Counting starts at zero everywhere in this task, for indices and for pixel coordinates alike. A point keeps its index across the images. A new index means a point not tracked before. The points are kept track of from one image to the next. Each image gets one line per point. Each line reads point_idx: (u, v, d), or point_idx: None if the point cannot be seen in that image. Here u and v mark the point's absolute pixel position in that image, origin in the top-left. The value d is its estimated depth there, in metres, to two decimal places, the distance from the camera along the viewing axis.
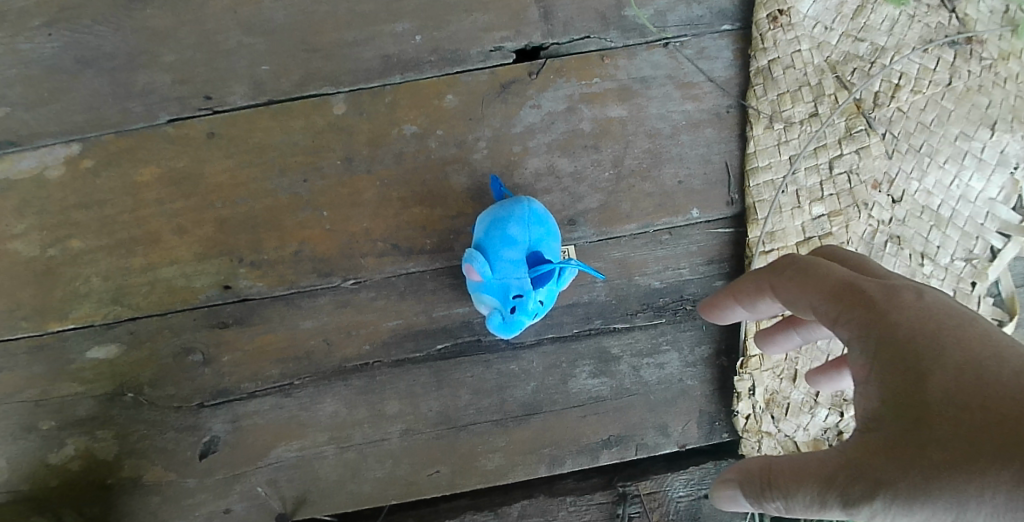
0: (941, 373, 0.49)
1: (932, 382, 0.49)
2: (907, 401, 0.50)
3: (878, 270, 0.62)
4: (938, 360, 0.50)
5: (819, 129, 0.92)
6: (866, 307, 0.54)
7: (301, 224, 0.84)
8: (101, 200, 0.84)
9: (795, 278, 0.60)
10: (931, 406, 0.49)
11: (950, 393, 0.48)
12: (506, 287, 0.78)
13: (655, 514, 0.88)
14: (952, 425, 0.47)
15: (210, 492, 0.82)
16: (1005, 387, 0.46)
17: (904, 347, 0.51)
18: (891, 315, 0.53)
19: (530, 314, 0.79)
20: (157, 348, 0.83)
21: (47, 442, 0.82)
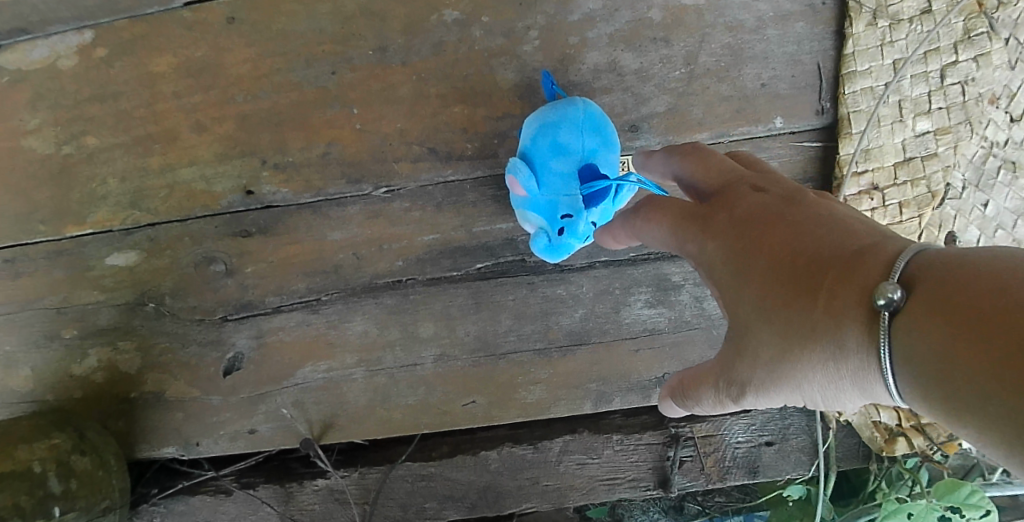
0: (755, 281, 0.46)
1: (749, 289, 0.46)
2: (736, 313, 0.48)
3: (713, 161, 0.53)
4: (751, 267, 0.46)
5: (931, 30, 0.76)
6: (697, 235, 0.50)
7: (329, 122, 0.75)
8: (116, 93, 0.77)
9: (637, 211, 0.54)
10: (756, 317, 0.46)
11: (761, 298, 0.45)
12: (554, 204, 0.68)
13: (709, 459, 0.79)
14: (769, 328, 0.45)
15: (236, 412, 0.77)
16: (803, 279, 0.43)
17: (724, 265, 0.48)
18: (714, 243, 0.49)
19: (581, 234, 0.68)
20: (178, 256, 0.77)
21: (70, 352, 0.78)
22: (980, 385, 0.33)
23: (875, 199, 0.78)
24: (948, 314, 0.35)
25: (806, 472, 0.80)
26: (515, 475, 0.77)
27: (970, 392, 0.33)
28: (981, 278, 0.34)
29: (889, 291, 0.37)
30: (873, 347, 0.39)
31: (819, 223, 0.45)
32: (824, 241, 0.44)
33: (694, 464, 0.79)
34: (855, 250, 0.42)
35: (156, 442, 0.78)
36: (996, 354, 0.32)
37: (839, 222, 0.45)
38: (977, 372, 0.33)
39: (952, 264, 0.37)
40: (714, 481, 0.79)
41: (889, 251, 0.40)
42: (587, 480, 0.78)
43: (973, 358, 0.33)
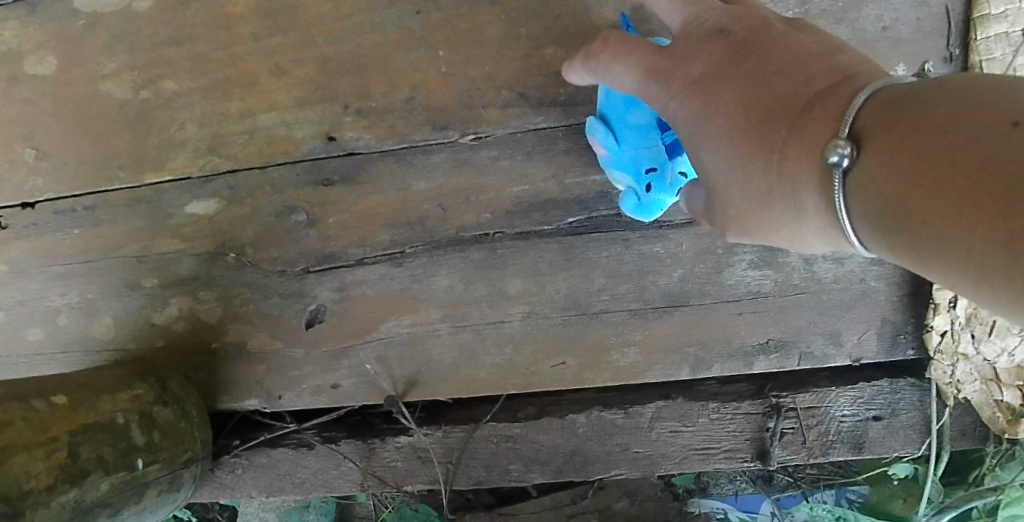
0: (716, 135, 0.49)
1: (711, 145, 0.49)
2: (706, 167, 0.51)
3: (677, 5, 0.54)
4: (710, 120, 0.49)
5: None
6: (664, 93, 0.53)
7: (413, 65, 0.71)
8: (193, 35, 0.74)
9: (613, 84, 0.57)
10: (720, 168, 0.49)
11: (724, 151, 0.48)
12: (636, 160, 0.62)
13: (811, 432, 0.74)
14: (735, 178, 0.48)
15: (318, 366, 0.76)
16: (762, 129, 0.45)
17: (690, 119, 0.51)
18: (676, 103, 0.51)
19: (673, 188, 0.62)
20: (259, 205, 0.74)
21: (151, 301, 0.77)
22: (938, 205, 0.31)
23: None
24: (895, 148, 0.35)
25: (915, 450, 0.74)
26: (604, 440, 0.74)
27: (927, 221, 0.32)
28: (943, 109, 0.33)
29: (840, 148, 0.38)
30: (825, 196, 0.41)
31: (776, 69, 0.46)
32: (781, 91, 0.45)
33: (795, 437, 0.74)
34: (811, 98, 0.43)
35: (238, 394, 0.77)
36: (954, 178, 0.31)
37: (795, 67, 0.45)
38: (934, 194, 0.32)
39: (906, 101, 0.36)
40: (814, 456, 0.75)
41: (844, 97, 0.41)
42: (680, 448, 0.74)
43: (933, 188, 0.32)
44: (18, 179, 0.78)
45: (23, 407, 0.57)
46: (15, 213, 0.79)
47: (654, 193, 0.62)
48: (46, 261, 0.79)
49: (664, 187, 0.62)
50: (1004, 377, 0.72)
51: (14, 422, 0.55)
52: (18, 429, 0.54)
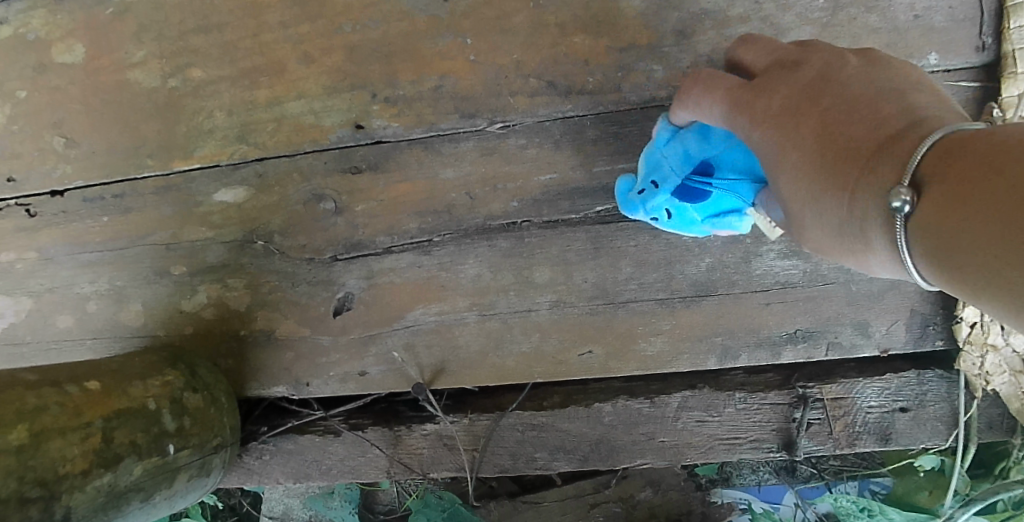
0: (790, 170, 0.46)
1: (789, 182, 0.46)
2: (784, 198, 0.48)
3: (763, 44, 0.55)
4: (788, 156, 0.46)
5: None
6: (746, 122, 0.51)
7: (441, 52, 0.71)
8: (222, 23, 0.74)
9: (692, 98, 0.56)
10: (795, 202, 0.46)
11: (796, 186, 0.45)
12: (656, 163, 0.62)
13: (838, 423, 0.74)
14: (808, 213, 0.45)
15: (345, 353, 0.76)
16: (831, 164, 0.43)
17: (768, 149, 0.48)
18: (759, 131, 0.50)
19: (665, 211, 0.62)
20: (287, 193, 0.74)
21: (180, 288, 0.78)
22: (990, 264, 0.29)
23: None
24: (952, 201, 0.33)
25: (943, 442, 0.74)
26: (630, 428, 0.74)
27: (979, 278, 0.30)
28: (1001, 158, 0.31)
29: (901, 194, 0.35)
30: (888, 242, 0.38)
31: (857, 109, 0.43)
32: (860, 125, 0.42)
33: (822, 427, 0.74)
34: (887, 138, 0.40)
35: (266, 381, 0.78)
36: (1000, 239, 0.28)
37: (876, 104, 0.42)
38: (984, 252, 0.29)
39: (972, 145, 0.33)
40: (841, 447, 0.74)
41: (917, 137, 0.38)
42: (706, 438, 0.74)
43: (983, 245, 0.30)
44: (48, 166, 0.79)
45: (57, 392, 0.58)
46: (45, 200, 0.80)
47: (649, 200, 0.62)
48: (76, 248, 0.80)
49: (661, 204, 0.62)
50: None
51: (49, 407, 0.55)
52: (52, 414, 0.55)
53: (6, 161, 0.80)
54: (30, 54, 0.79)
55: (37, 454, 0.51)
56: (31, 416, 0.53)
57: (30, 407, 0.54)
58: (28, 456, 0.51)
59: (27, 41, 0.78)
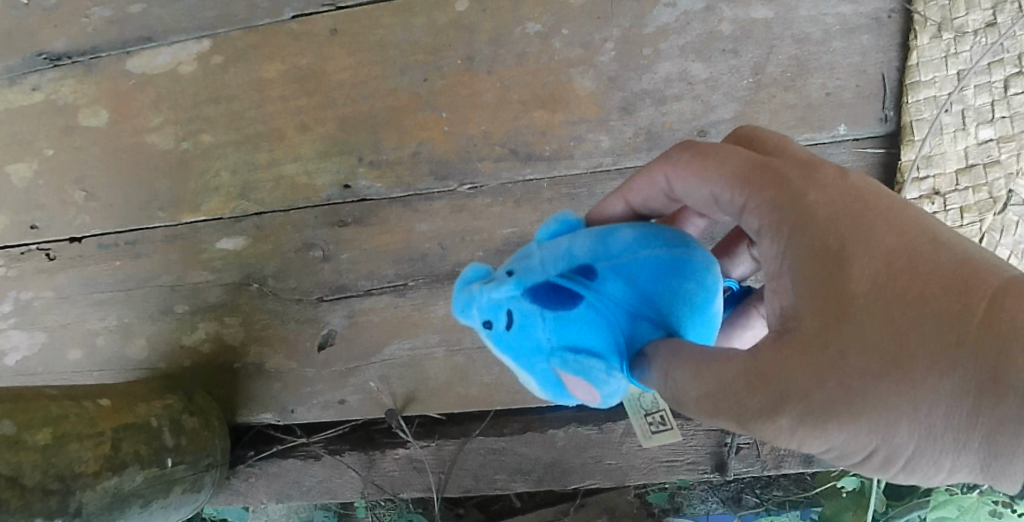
0: (874, 263, 0.42)
1: (862, 273, 0.42)
2: (825, 300, 0.42)
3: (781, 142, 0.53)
4: (873, 242, 0.42)
5: (997, 41, 0.79)
6: (796, 183, 0.47)
7: (420, 123, 0.82)
8: (230, 96, 0.86)
9: (690, 158, 0.53)
10: (857, 308, 0.41)
11: (878, 285, 0.41)
12: (528, 256, 0.51)
13: (765, 446, 0.82)
14: (889, 319, 0.40)
15: (328, 383, 0.86)
16: (938, 284, 0.39)
17: (832, 234, 0.44)
18: (813, 192, 0.46)
19: (501, 316, 0.50)
20: (281, 241, 0.85)
21: (181, 325, 0.88)
22: None
23: (936, 203, 0.80)
24: None
25: None
26: (580, 452, 0.84)
27: None
28: None
29: None
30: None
31: (950, 241, 0.42)
32: (960, 259, 0.40)
33: (751, 450, 0.83)
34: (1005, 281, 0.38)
35: (255, 408, 0.87)
36: None
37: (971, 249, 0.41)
38: None
39: None
40: (769, 468, 0.83)
41: None
42: (647, 460, 0.84)
43: None
44: (69, 215, 0.90)
45: (77, 405, 0.67)
46: (64, 245, 0.90)
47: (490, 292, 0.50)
48: (89, 288, 0.90)
49: (504, 301, 0.49)
50: None
51: (69, 415, 0.64)
52: (71, 421, 0.64)
53: (32, 210, 0.91)
54: (59, 117, 0.90)
55: (59, 452, 0.60)
56: (55, 421, 0.62)
57: (54, 414, 0.63)
58: (51, 453, 0.59)
59: (57, 106, 0.90)
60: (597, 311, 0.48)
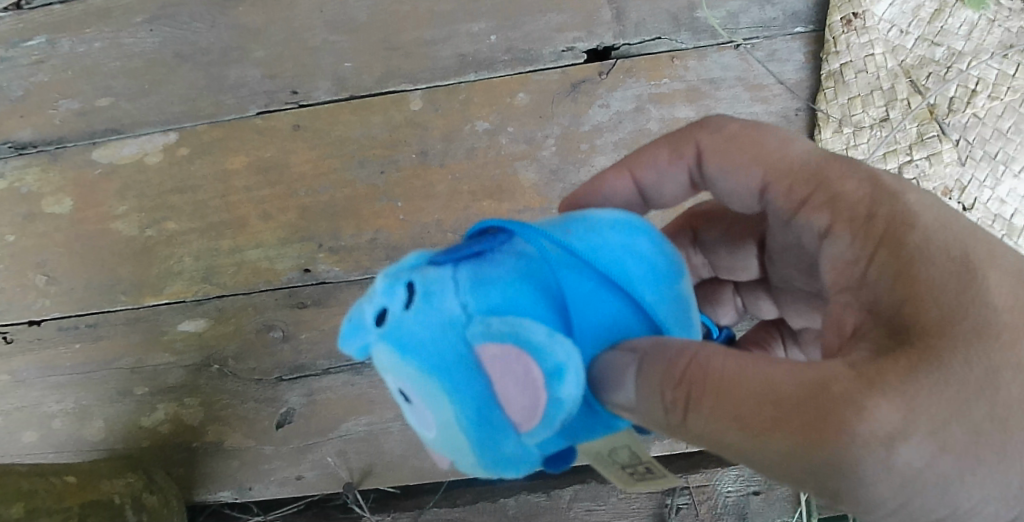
0: (1002, 288, 0.44)
1: (990, 296, 0.43)
2: (960, 321, 0.42)
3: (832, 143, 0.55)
4: (991, 266, 0.44)
5: (889, 134, 0.88)
6: (879, 185, 0.49)
7: (377, 212, 0.88)
8: (195, 185, 0.91)
9: (737, 146, 0.55)
10: (996, 330, 0.42)
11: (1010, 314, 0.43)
12: None
13: (703, 507, 0.87)
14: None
15: (286, 460, 0.88)
16: None
17: (957, 251, 0.45)
18: (913, 195, 0.48)
19: (405, 299, 0.39)
20: (241, 323, 0.89)
21: (140, 406, 0.90)
22: None
23: None
24: None
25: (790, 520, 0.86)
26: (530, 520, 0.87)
27: None
28: None
29: None
30: None
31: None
32: None
33: (689, 511, 0.87)
34: None
35: (213, 487, 0.89)
36: None
37: None
38: None
39: None
40: None
41: None
42: None
43: None
44: (29, 299, 0.92)
45: (45, 481, 0.70)
46: (22, 329, 0.92)
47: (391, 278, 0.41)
48: (46, 371, 0.91)
49: (404, 276, 0.41)
50: None
51: (39, 491, 0.68)
52: (42, 496, 0.67)
53: None
54: (22, 204, 0.93)
55: None
56: (26, 496, 0.65)
57: (25, 489, 0.66)
58: None
59: (20, 193, 0.93)
60: (533, 270, 0.41)
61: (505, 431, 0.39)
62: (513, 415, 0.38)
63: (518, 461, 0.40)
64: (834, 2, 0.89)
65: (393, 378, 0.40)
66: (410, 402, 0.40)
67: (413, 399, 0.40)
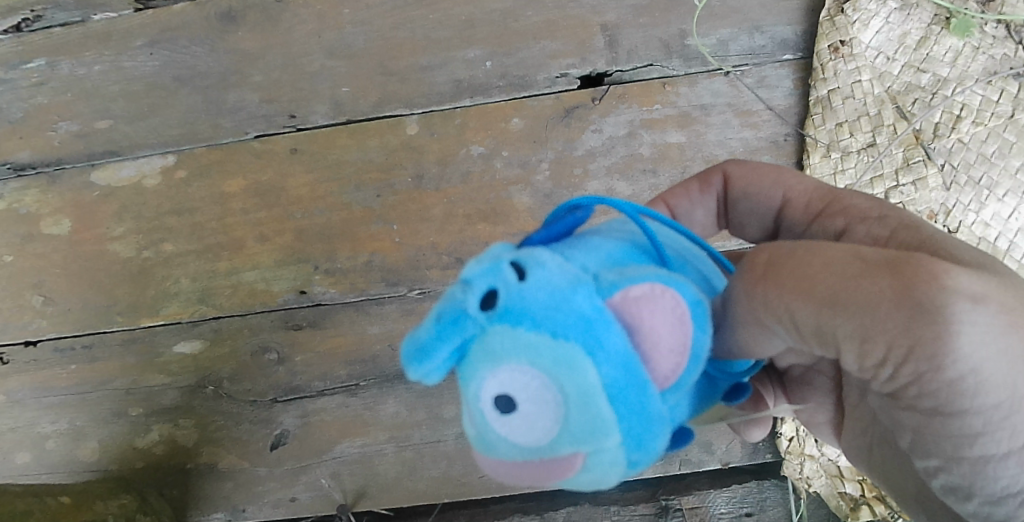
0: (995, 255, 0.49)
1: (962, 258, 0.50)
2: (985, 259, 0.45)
3: None
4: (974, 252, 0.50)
5: (876, 159, 0.90)
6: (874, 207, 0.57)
7: (373, 235, 0.89)
8: (192, 208, 0.92)
9: (757, 176, 0.64)
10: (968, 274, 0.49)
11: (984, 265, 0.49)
12: None
13: None
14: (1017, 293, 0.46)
15: (279, 481, 0.89)
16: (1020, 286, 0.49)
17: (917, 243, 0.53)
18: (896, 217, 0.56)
19: (516, 271, 0.37)
20: (237, 345, 0.90)
21: (135, 427, 0.90)
22: None
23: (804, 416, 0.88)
24: None
25: None
26: None
27: None
28: None
29: None
30: None
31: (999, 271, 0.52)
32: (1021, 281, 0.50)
33: None
34: None
35: (206, 508, 0.89)
36: None
37: None
38: None
39: None
40: None
41: None
42: None
43: None
44: (25, 320, 0.92)
45: (41, 501, 0.74)
46: (18, 349, 0.92)
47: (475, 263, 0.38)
48: (41, 392, 0.91)
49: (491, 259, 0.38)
50: (845, 473, 0.85)
51: (33, 511, 0.72)
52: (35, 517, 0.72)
53: None
54: (20, 225, 0.93)
55: None
56: None
57: (20, 510, 0.70)
58: None
59: (18, 214, 0.94)
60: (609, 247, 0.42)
61: (648, 391, 0.36)
62: (653, 362, 0.37)
63: (657, 428, 0.37)
64: (821, 30, 0.91)
65: (515, 359, 0.35)
66: (534, 392, 0.35)
67: (542, 382, 0.35)
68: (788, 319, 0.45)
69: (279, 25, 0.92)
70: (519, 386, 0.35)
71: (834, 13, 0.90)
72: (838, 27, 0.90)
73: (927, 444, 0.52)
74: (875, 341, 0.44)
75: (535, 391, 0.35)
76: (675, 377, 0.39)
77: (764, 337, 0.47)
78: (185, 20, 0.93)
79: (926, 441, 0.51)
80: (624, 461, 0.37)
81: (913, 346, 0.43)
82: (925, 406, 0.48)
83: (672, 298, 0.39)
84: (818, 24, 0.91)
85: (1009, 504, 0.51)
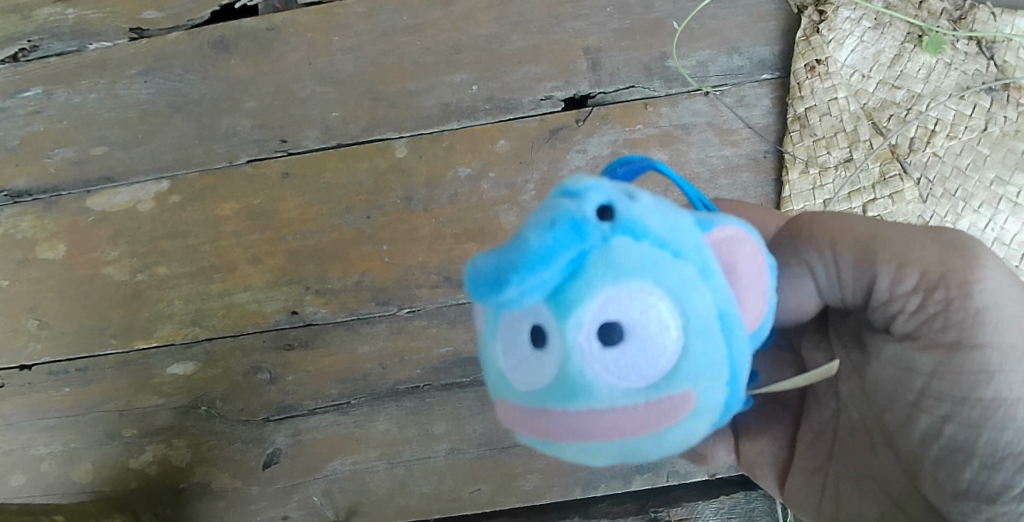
0: None
1: None
2: None
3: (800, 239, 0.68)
4: None
5: (853, 174, 0.92)
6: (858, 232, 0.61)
7: (363, 255, 0.91)
8: (186, 231, 0.93)
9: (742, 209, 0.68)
10: None
11: None
12: None
13: None
14: None
15: (272, 500, 0.90)
16: None
17: None
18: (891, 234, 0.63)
19: (624, 195, 0.40)
20: (229, 366, 0.91)
21: (129, 448, 0.91)
22: None
23: None
24: None
25: None
26: None
27: None
28: None
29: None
30: None
31: None
32: None
33: None
34: None
35: None
36: None
37: None
38: None
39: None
40: None
41: None
42: None
43: None
44: (20, 343, 0.94)
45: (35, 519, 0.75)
46: (13, 373, 0.93)
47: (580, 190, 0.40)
48: (36, 415, 0.92)
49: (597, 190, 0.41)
50: None
51: None
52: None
53: None
54: (16, 250, 0.95)
55: None
56: None
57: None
58: None
59: (15, 240, 0.95)
60: None
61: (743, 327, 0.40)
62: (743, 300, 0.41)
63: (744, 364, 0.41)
64: (798, 50, 0.93)
65: (642, 277, 0.37)
66: (655, 313, 0.37)
67: (661, 301, 0.37)
68: (832, 252, 0.58)
69: (271, 52, 0.95)
70: (643, 305, 0.37)
71: (809, 33, 0.93)
72: (814, 47, 0.93)
73: (944, 390, 0.54)
74: (911, 268, 0.54)
75: (652, 311, 0.37)
76: (754, 320, 0.42)
77: (802, 277, 0.60)
78: (178, 48, 0.95)
79: (944, 387, 0.54)
80: (718, 397, 0.40)
81: (944, 273, 0.53)
82: (946, 339, 0.54)
83: (752, 244, 0.43)
84: (794, 44, 0.94)
85: (1009, 467, 0.53)
